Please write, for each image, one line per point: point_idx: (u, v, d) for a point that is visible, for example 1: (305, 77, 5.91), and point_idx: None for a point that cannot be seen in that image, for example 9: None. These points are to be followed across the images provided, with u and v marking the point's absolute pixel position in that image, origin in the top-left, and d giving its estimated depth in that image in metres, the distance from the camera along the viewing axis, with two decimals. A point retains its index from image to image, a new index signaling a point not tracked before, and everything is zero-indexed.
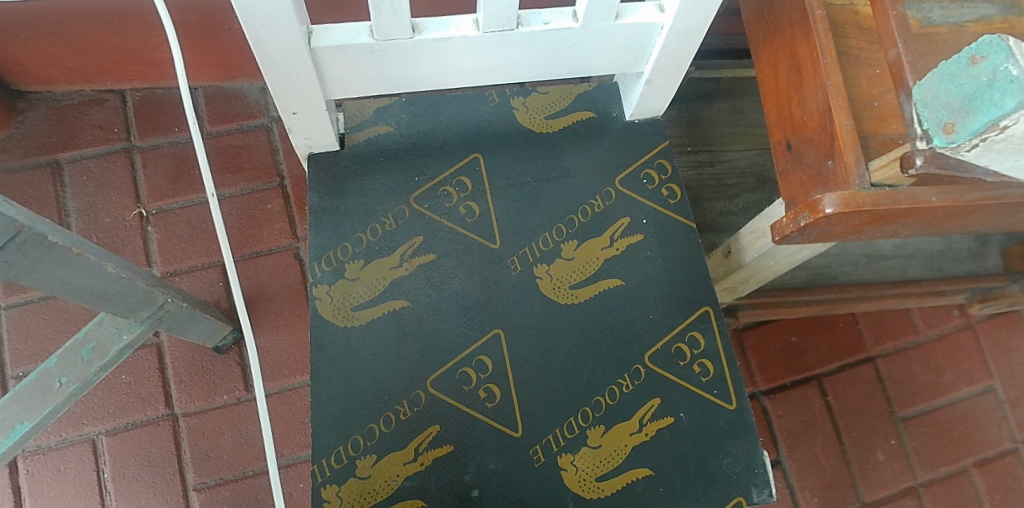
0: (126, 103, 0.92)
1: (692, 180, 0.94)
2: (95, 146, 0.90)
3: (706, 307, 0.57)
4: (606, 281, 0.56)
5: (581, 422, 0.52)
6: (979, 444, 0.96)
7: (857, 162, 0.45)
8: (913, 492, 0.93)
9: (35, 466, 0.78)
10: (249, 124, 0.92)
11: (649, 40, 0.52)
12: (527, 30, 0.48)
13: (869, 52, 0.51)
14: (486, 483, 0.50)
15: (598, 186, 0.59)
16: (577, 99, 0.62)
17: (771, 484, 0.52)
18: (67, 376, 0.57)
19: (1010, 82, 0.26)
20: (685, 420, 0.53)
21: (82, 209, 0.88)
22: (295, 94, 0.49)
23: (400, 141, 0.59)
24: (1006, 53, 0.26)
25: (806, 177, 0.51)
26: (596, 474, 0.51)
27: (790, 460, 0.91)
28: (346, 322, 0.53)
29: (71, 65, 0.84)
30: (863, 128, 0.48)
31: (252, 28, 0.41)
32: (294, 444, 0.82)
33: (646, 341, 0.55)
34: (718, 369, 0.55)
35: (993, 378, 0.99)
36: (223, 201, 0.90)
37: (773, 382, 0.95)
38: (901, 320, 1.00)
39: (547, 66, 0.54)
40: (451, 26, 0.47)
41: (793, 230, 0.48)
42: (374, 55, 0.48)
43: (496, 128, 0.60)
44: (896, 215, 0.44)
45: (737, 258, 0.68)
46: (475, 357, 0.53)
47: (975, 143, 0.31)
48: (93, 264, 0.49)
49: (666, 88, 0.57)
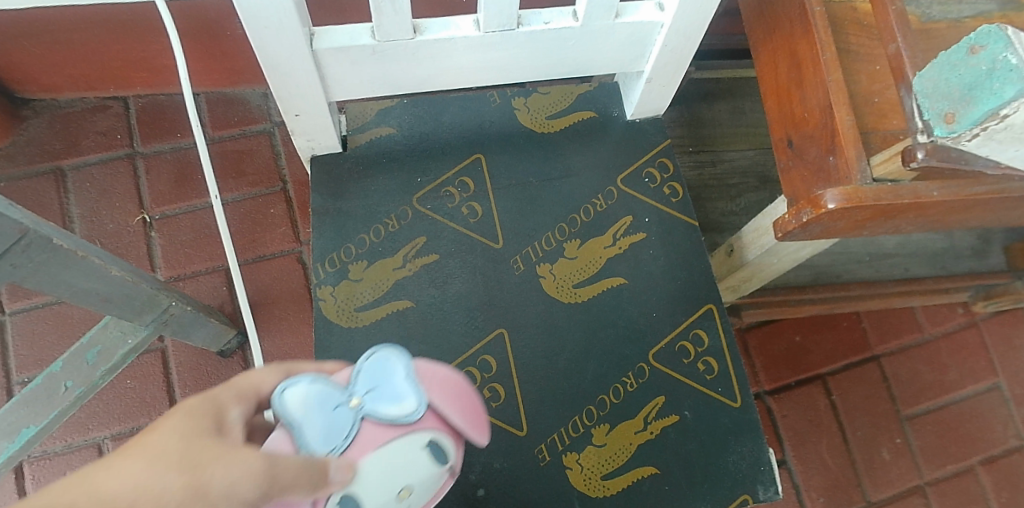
0: (129, 109, 0.92)
1: (693, 180, 0.95)
2: (98, 152, 0.91)
3: (709, 304, 0.57)
4: (609, 280, 0.56)
5: (585, 420, 0.52)
6: (985, 442, 0.96)
7: (858, 158, 0.45)
8: (920, 491, 0.92)
9: (40, 471, 0.78)
10: (251, 128, 0.93)
11: (650, 39, 0.53)
12: (528, 29, 0.49)
13: (869, 48, 0.51)
14: (492, 482, 0.50)
15: (600, 186, 0.59)
16: (578, 99, 0.62)
17: (777, 481, 0.52)
18: (72, 380, 0.58)
19: (1010, 71, 0.26)
20: (690, 419, 0.53)
21: (86, 215, 0.89)
22: (298, 95, 0.49)
23: (402, 142, 0.59)
24: (1005, 42, 0.27)
25: (807, 174, 0.51)
26: (601, 473, 0.50)
27: (796, 460, 0.91)
28: (350, 323, 0.53)
29: (74, 72, 0.85)
30: (864, 123, 0.48)
31: (255, 30, 0.42)
32: None
33: (649, 339, 0.55)
34: (722, 367, 0.55)
35: (998, 376, 0.99)
36: (227, 206, 0.90)
37: (777, 382, 0.94)
38: (905, 319, 1.00)
39: (549, 65, 0.54)
40: (452, 26, 0.48)
41: (795, 226, 0.48)
42: (376, 56, 0.48)
43: (498, 129, 0.61)
44: (899, 209, 0.44)
45: (739, 256, 0.68)
46: (479, 356, 0.53)
47: (976, 134, 0.31)
48: (98, 267, 0.49)
49: (666, 87, 0.58)
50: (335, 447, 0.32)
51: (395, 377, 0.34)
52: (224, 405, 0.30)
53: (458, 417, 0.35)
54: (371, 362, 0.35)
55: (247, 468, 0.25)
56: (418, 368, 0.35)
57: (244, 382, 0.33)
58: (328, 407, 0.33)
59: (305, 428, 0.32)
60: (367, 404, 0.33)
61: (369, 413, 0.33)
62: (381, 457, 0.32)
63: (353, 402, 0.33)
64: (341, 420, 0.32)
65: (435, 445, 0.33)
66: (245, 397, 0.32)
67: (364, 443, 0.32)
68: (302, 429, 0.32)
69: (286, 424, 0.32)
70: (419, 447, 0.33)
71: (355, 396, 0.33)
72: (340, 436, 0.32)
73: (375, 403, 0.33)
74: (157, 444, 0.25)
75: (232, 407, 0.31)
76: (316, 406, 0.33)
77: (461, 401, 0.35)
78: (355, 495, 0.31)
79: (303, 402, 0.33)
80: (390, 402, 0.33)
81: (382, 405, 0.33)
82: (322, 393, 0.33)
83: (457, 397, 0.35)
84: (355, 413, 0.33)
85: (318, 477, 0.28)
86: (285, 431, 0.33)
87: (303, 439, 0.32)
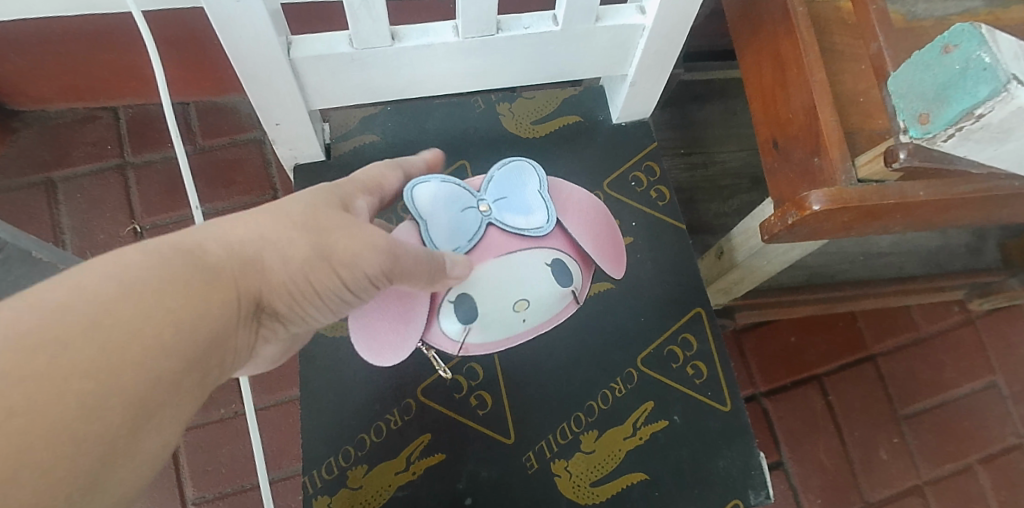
0: (119, 119, 0.92)
1: (685, 181, 0.94)
2: (89, 162, 0.91)
3: (698, 308, 0.56)
4: (597, 285, 0.56)
5: (573, 427, 0.51)
6: (983, 439, 0.95)
7: (842, 159, 0.44)
8: (918, 491, 0.92)
9: None
10: (241, 137, 0.93)
11: (633, 41, 0.52)
12: (508, 35, 0.48)
13: (854, 48, 0.50)
14: (479, 490, 0.49)
15: (587, 190, 0.59)
16: (563, 104, 0.62)
17: (768, 485, 0.51)
18: None
19: (983, 69, 0.27)
20: (679, 424, 0.52)
21: (76, 226, 0.88)
22: (277, 104, 0.49)
23: (387, 149, 0.59)
24: (978, 40, 0.27)
25: (793, 176, 0.51)
26: (590, 479, 0.50)
27: (792, 461, 0.90)
28: (336, 333, 0.52)
29: (62, 83, 0.84)
30: (850, 124, 0.47)
31: (230, 38, 0.41)
32: (288, 460, 0.82)
33: (637, 344, 0.54)
34: (712, 371, 0.54)
35: (994, 373, 0.98)
36: (216, 215, 0.90)
37: (773, 383, 0.94)
38: (901, 318, 0.99)
39: (533, 71, 0.54)
40: (431, 33, 0.48)
41: (782, 229, 0.48)
42: (355, 64, 0.48)
43: (483, 134, 0.60)
44: (884, 211, 0.44)
45: (730, 258, 0.68)
46: (465, 364, 0.53)
47: (950, 135, 0.30)
48: None
49: (651, 91, 0.58)
50: (460, 244, 0.36)
51: (526, 192, 0.38)
52: (353, 193, 0.36)
53: (571, 238, 0.40)
54: (502, 174, 0.39)
55: (369, 243, 0.32)
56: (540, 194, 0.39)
57: (369, 177, 0.38)
58: (459, 208, 0.37)
59: (435, 224, 0.37)
60: (495, 211, 0.37)
61: (496, 223, 0.37)
62: (503, 257, 0.37)
63: (483, 208, 0.37)
64: (468, 222, 0.37)
65: (551, 257, 0.38)
66: (369, 189, 0.38)
67: (489, 247, 0.37)
68: (432, 225, 0.37)
69: (418, 220, 0.37)
70: (536, 255, 0.38)
71: (484, 203, 0.37)
72: (466, 237, 0.37)
73: (501, 212, 0.37)
74: (286, 206, 0.31)
75: (357, 196, 0.36)
76: (445, 207, 0.37)
77: (586, 226, 0.40)
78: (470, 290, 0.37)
79: (435, 202, 0.37)
80: (515, 212, 0.37)
81: (509, 215, 0.37)
82: (454, 196, 0.37)
83: (582, 222, 0.40)
84: (484, 219, 0.37)
85: (434, 273, 0.34)
86: (416, 223, 0.37)
87: (430, 235, 0.36)
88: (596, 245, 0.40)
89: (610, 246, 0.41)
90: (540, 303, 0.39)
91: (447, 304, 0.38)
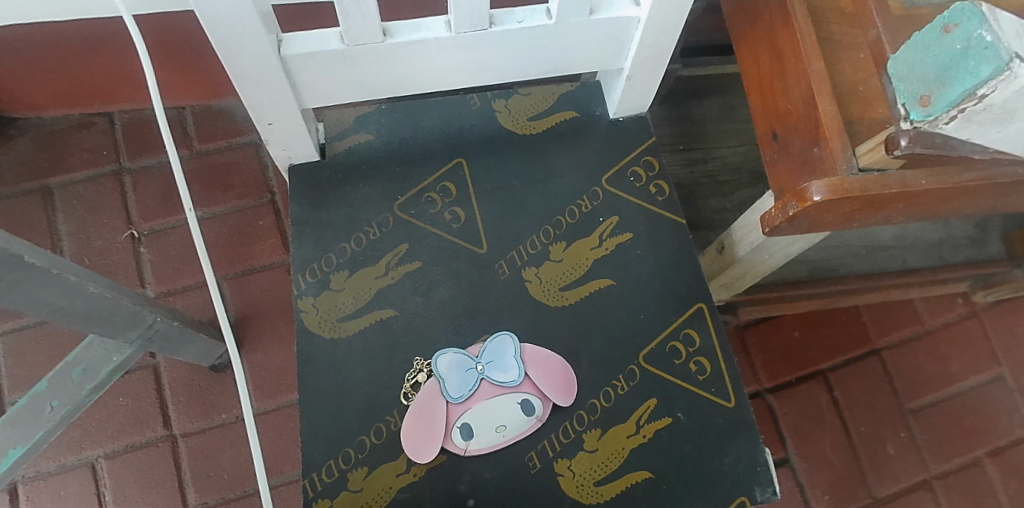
0: (115, 125, 0.92)
1: (684, 177, 0.94)
2: (85, 169, 0.90)
3: (700, 303, 0.56)
4: (596, 282, 0.55)
5: (576, 426, 0.51)
6: (990, 433, 0.94)
7: (843, 148, 0.44)
8: (926, 486, 0.91)
9: (34, 492, 0.80)
10: (238, 141, 0.92)
11: (628, 34, 0.52)
12: (501, 29, 0.48)
13: (852, 36, 0.50)
14: (482, 492, 0.48)
15: (585, 186, 0.59)
16: (559, 100, 0.62)
17: (774, 482, 0.50)
18: (58, 400, 0.60)
19: (985, 48, 0.26)
20: (683, 421, 0.52)
21: (74, 233, 0.88)
22: (269, 104, 0.48)
23: (382, 148, 0.58)
24: (979, 19, 0.26)
25: (793, 167, 0.50)
26: (594, 478, 0.49)
27: (798, 457, 0.89)
28: (333, 334, 0.52)
29: (57, 90, 0.84)
30: (850, 113, 0.46)
31: (220, 39, 0.41)
32: (290, 465, 0.81)
33: (638, 340, 0.54)
34: (715, 367, 0.53)
35: (1000, 366, 0.98)
36: (214, 219, 0.90)
37: (777, 379, 0.93)
38: (904, 311, 0.99)
39: (527, 66, 0.53)
40: (424, 29, 0.47)
41: (782, 221, 0.47)
42: (347, 60, 0.47)
43: (480, 132, 0.60)
44: (887, 200, 0.43)
45: (730, 253, 0.67)
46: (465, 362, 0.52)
47: (953, 116, 0.30)
48: (73, 283, 0.49)
49: (648, 85, 0.57)
50: (462, 396, 0.49)
51: (507, 358, 0.51)
52: None
53: (543, 383, 0.51)
54: (494, 340, 0.52)
55: None
56: (521, 352, 0.52)
57: None
58: (463, 369, 0.50)
59: (449, 381, 0.50)
60: (486, 371, 0.50)
61: (487, 378, 0.50)
62: (490, 405, 0.49)
63: (479, 369, 0.50)
64: (470, 378, 0.50)
65: (526, 404, 0.50)
66: None
67: (480, 396, 0.50)
68: (445, 381, 0.50)
69: (435, 376, 0.50)
70: (514, 403, 0.50)
71: (480, 365, 0.50)
72: (467, 390, 0.49)
73: (492, 371, 0.50)
74: None
75: None
76: (456, 368, 0.50)
77: (556, 376, 0.51)
78: (471, 423, 0.49)
79: (448, 364, 0.50)
80: (500, 371, 0.50)
81: (497, 374, 0.50)
82: (460, 359, 0.50)
83: (553, 374, 0.51)
84: (479, 377, 0.50)
85: None
86: (436, 381, 0.50)
87: (447, 390, 0.49)
88: (557, 388, 0.51)
89: (564, 383, 0.51)
90: (515, 427, 0.49)
91: (456, 430, 0.49)
